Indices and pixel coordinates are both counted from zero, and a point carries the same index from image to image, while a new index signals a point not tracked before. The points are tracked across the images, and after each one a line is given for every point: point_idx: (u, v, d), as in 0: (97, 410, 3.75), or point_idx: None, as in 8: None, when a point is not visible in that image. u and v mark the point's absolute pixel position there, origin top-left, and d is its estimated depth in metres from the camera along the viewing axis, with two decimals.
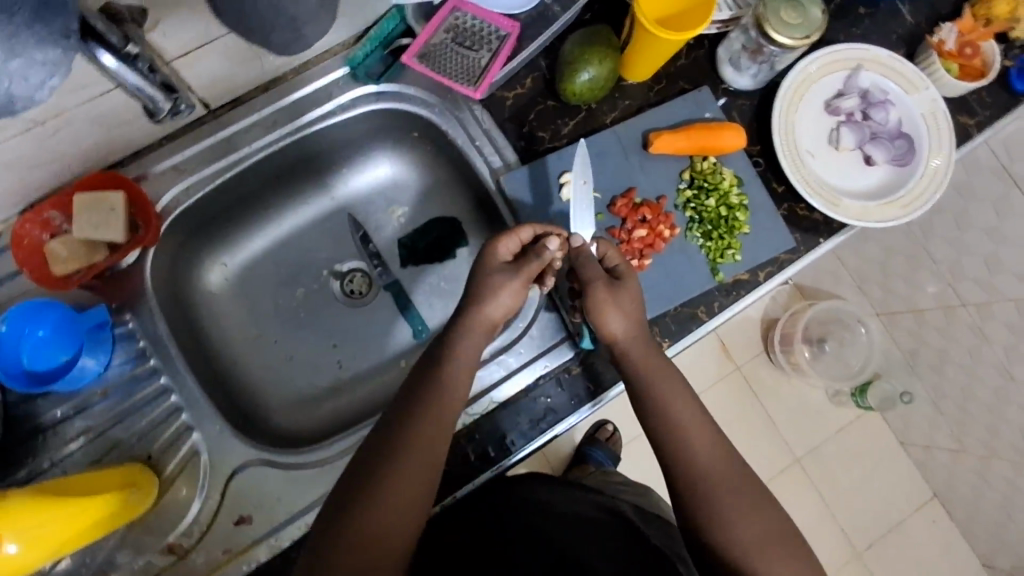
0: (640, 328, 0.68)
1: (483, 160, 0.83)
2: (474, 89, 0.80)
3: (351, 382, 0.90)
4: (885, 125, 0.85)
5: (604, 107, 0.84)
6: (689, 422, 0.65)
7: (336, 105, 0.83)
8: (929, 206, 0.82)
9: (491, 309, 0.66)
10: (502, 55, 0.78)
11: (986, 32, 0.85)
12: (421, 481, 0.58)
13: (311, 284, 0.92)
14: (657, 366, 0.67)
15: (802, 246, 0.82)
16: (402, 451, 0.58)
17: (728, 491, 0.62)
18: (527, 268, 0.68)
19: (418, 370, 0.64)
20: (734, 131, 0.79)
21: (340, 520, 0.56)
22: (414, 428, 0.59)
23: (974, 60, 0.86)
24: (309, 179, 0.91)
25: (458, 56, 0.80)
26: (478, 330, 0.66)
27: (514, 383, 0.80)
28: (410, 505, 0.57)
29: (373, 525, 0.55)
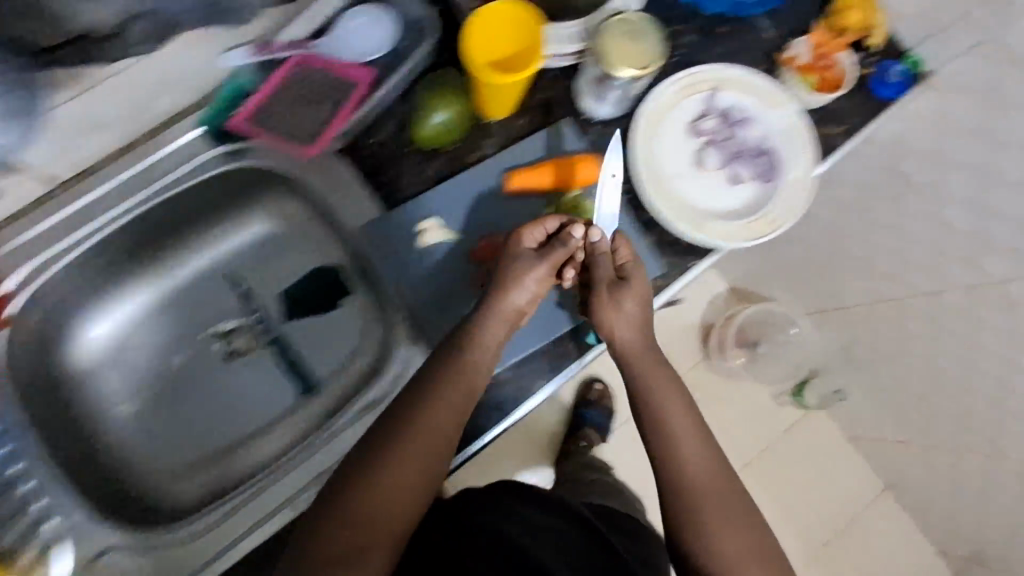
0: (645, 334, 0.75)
1: (345, 211, 0.81)
2: (310, 146, 0.80)
3: (236, 446, 0.89)
4: (748, 143, 0.85)
5: (468, 146, 0.82)
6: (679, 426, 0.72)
7: (190, 168, 0.80)
8: (794, 219, 0.83)
9: (514, 297, 0.71)
10: (343, 109, 0.79)
11: (840, 43, 0.86)
12: (427, 467, 0.66)
13: (189, 350, 0.91)
14: (657, 373, 0.74)
15: (672, 272, 0.82)
16: (419, 430, 0.66)
17: (705, 490, 0.69)
18: (552, 256, 0.72)
19: (445, 349, 0.71)
20: (591, 163, 0.79)
21: (347, 491, 0.64)
22: (428, 413, 0.67)
23: (833, 70, 0.85)
24: (177, 240, 0.88)
25: (298, 115, 0.80)
26: (501, 321, 0.71)
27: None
28: (398, 501, 0.64)
29: (373, 500, 0.63)
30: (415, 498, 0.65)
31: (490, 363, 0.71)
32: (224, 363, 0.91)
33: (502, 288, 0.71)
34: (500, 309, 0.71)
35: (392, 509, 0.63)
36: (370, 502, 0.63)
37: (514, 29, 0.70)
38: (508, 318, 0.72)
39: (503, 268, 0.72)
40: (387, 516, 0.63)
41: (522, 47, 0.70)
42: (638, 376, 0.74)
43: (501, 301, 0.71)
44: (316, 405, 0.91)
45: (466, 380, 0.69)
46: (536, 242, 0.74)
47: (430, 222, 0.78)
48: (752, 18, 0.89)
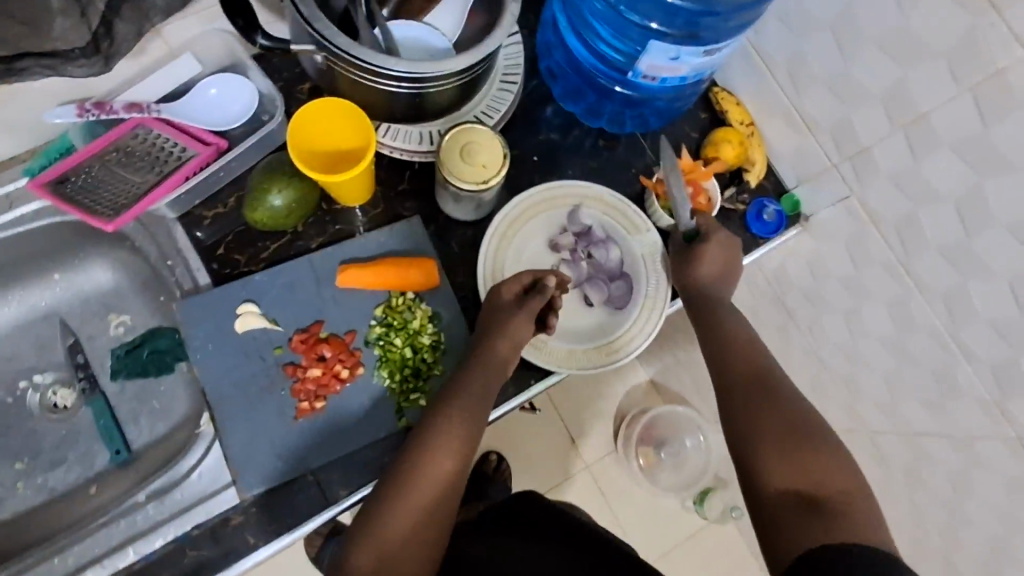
0: (711, 286, 0.77)
1: (175, 280, 0.79)
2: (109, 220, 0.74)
3: (25, 513, 0.82)
4: (606, 264, 0.82)
5: (311, 231, 0.80)
6: (734, 352, 0.73)
7: (16, 216, 0.78)
8: (639, 350, 0.79)
9: (511, 338, 0.71)
10: (166, 180, 0.74)
11: (707, 172, 0.86)
12: (448, 496, 0.65)
13: (4, 397, 0.86)
14: (727, 325, 0.75)
15: (508, 388, 0.78)
16: (437, 450, 0.65)
17: (769, 417, 0.67)
18: (528, 306, 0.73)
19: (442, 394, 0.69)
20: (425, 268, 0.76)
21: (359, 541, 0.62)
22: (434, 451, 0.65)
23: (699, 198, 0.85)
24: (9, 282, 0.85)
25: (116, 178, 0.76)
26: (501, 359, 0.71)
27: (157, 537, 0.72)
28: (433, 510, 0.64)
29: (381, 545, 0.61)
30: (441, 521, 0.64)
31: (490, 393, 0.69)
32: (40, 416, 0.86)
33: (498, 330, 0.71)
34: (490, 352, 0.71)
35: (409, 543, 0.62)
36: (385, 549, 0.61)
37: (344, 130, 0.71)
38: (501, 360, 0.71)
39: (488, 321, 0.73)
40: (410, 551, 0.62)
41: (344, 151, 0.71)
42: (703, 332, 0.76)
43: (501, 339, 0.71)
44: (123, 476, 0.84)
45: (468, 411, 0.67)
46: (517, 291, 0.75)
47: (252, 305, 0.75)
48: (631, 136, 0.89)
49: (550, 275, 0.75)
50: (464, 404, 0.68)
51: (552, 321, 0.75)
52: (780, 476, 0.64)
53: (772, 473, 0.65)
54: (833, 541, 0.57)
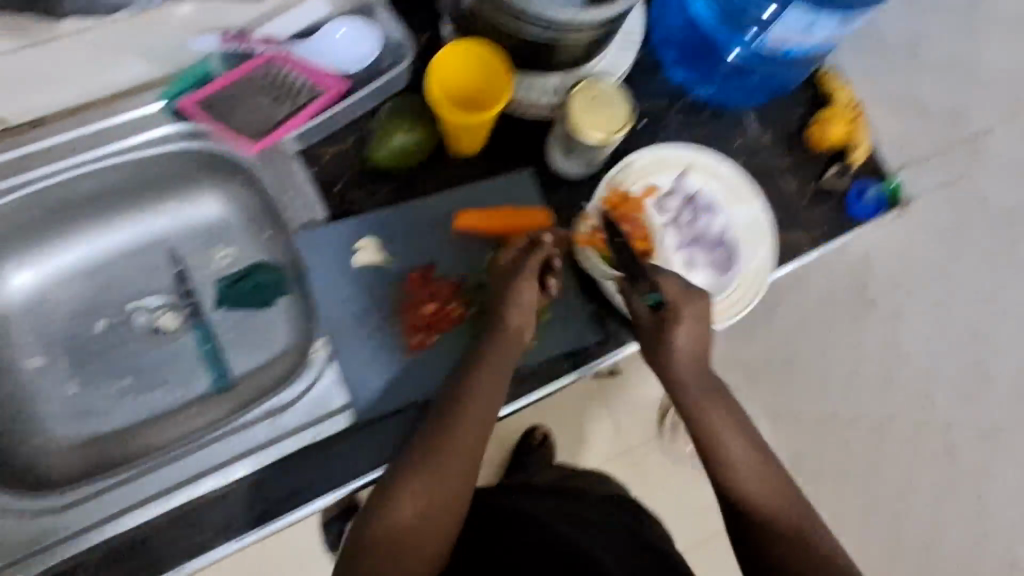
0: (693, 351, 0.72)
1: (292, 213, 0.81)
2: (252, 142, 0.80)
3: (133, 426, 0.85)
4: (709, 231, 0.83)
5: (424, 176, 0.81)
6: (741, 467, 0.71)
7: (144, 139, 0.80)
8: (737, 316, 0.82)
9: (515, 316, 0.71)
10: (302, 112, 0.78)
11: (639, 203, 0.82)
12: (460, 481, 0.67)
13: (113, 315, 0.88)
14: (716, 420, 0.72)
15: (607, 341, 0.82)
16: (451, 448, 0.67)
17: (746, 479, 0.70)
18: (525, 273, 0.71)
19: (456, 378, 0.70)
20: (541, 217, 0.78)
21: (371, 529, 0.64)
22: (449, 438, 0.67)
23: (634, 233, 0.81)
24: (123, 207, 0.87)
25: (254, 107, 0.79)
26: (514, 344, 0.72)
27: (269, 455, 0.75)
28: (445, 506, 0.66)
29: (392, 531, 0.64)
30: (452, 511, 0.66)
31: (504, 374, 0.71)
32: (144, 337, 0.88)
33: (501, 306, 0.72)
34: (502, 333, 0.71)
35: (419, 532, 0.64)
36: (396, 536, 0.64)
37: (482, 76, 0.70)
38: (511, 338, 0.71)
39: (495, 295, 0.73)
40: (420, 541, 0.64)
41: (486, 85, 0.70)
42: (699, 431, 0.72)
43: (505, 322, 0.71)
44: (226, 401, 0.88)
45: (481, 399, 0.69)
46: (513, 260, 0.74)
47: (371, 240, 0.78)
48: (737, 110, 0.90)
49: (545, 236, 0.73)
50: (478, 390, 0.69)
51: (548, 284, 0.74)
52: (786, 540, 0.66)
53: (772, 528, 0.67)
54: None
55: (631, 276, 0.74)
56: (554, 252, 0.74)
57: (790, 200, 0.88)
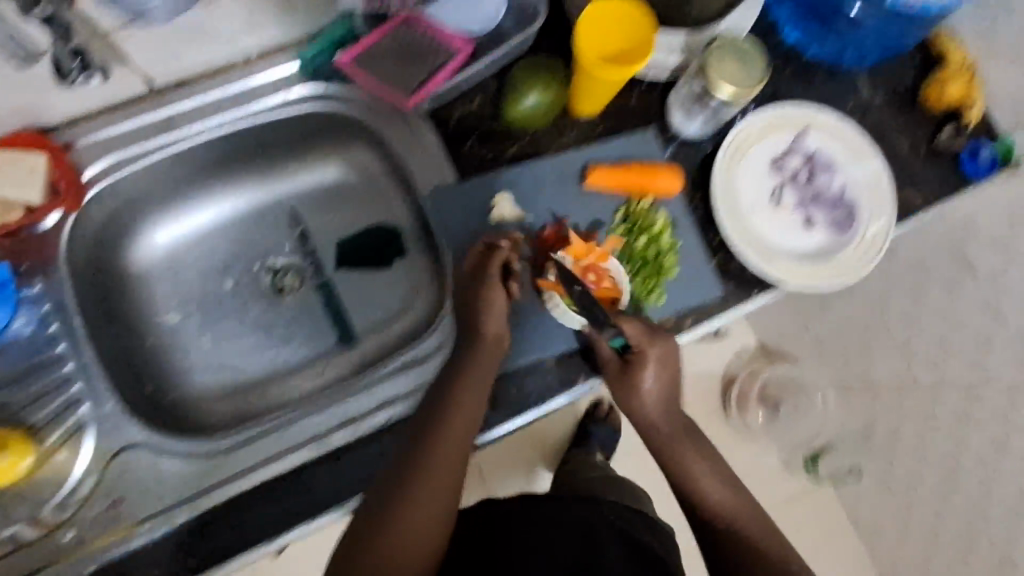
0: (664, 386, 0.75)
1: (422, 171, 0.83)
2: (407, 99, 0.79)
3: (266, 378, 0.88)
4: (828, 189, 0.85)
5: (548, 136, 0.83)
6: (709, 491, 0.75)
7: (281, 100, 0.82)
8: (859, 273, 0.83)
9: (491, 322, 0.73)
10: (446, 69, 0.79)
11: (604, 252, 0.76)
12: (445, 496, 0.68)
13: (241, 274, 0.91)
14: (676, 446, 0.76)
15: (730, 298, 0.82)
16: (431, 469, 0.67)
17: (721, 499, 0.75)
18: (492, 272, 0.73)
19: (439, 393, 0.71)
20: (672, 174, 0.80)
21: (363, 544, 0.65)
22: (431, 453, 0.68)
23: (602, 284, 0.76)
24: (249, 168, 0.89)
25: (397, 68, 0.80)
26: (491, 354, 0.73)
27: (407, 404, 0.79)
28: (428, 524, 0.66)
29: (389, 545, 0.64)
30: (440, 524, 0.67)
31: (486, 385, 0.72)
32: (270, 296, 0.91)
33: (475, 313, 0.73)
34: (477, 341, 0.73)
35: (417, 541, 0.65)
36: (390, 548, 0.64)
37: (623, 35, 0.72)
38: (489, 346, 0.73)
39: (467, 303, 0.74)
40: (411, 554, 0.65)
41: (636, 44, 0.71)
42: (672, 462, 0.76)
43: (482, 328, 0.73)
44: (351, 356, 0.91)
45: (467, 410, 0.70)
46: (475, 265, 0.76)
47: (505, 196, 0.79)
48: (851, 70, 0.90)
49: (503, 240, 0.75)
50: (460, 403, 0.70)
51: (511, 283, 0.75)
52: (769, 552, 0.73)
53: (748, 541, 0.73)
54: None
55: (596, 321, 0.74)
56: (511, 256, 0.75)
57: (906, 162, 0.88)
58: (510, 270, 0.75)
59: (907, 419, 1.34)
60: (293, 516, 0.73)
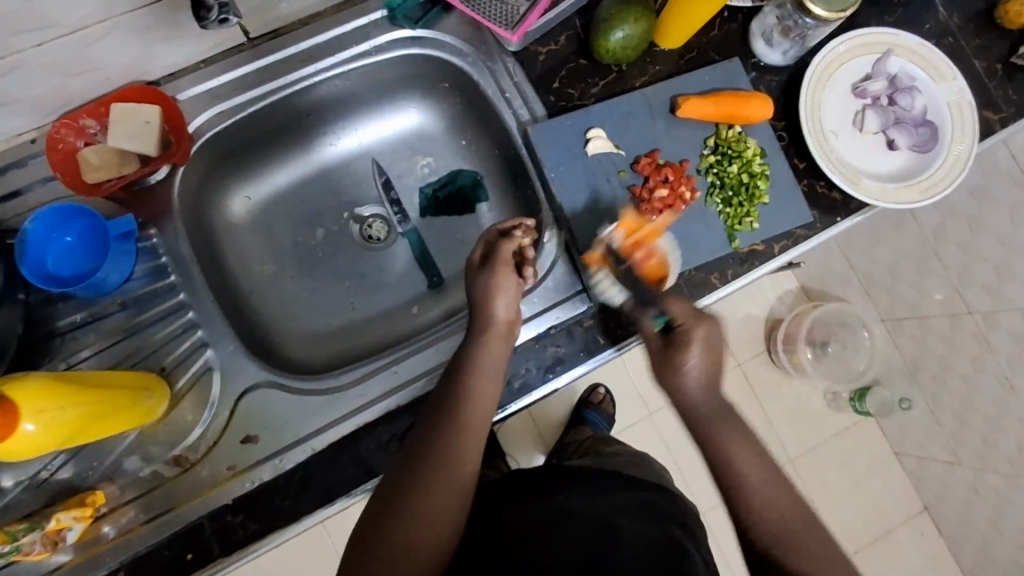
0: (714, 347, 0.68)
1: (511, 113, 0.84)
2: (512, 32, 0.78)
3: (363, 323, 0.91)
4: (910, 111, 0.86)
5: (634, 71, 0.84)
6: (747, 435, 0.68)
7: (371, 46, 0.83)
8: (945, 192, 0.84)
9: (500, 308, 0.75)
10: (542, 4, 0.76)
11: (679, 199, 0.79)
12: (458, 485, 0.66)
13: (331, 225, 0.93)
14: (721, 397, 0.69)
15: (818, 222, 0.84)
16: (441, 455, 0.67)
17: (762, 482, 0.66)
18: (501, 258, 0.76)
19: (448, 385, 0.72)
20: (762, 101, 0.81)
21: (378, 534, 0.62)
22: (444, 442, 0.67)
23: (650, 261, 0.78)
24: (331, 118, 0.91)
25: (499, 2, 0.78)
26: (504, 341, 0.74)
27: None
28: (445, 510, 0.64)
29: (401, 534, 0.62)
30: (455, 512, 0.65)
31: (497, 372, 0.73)
32: (360, 245, 0.93)
33: (485, 300, 0.75)
34: (490, 328, 0.74)
35: (429, 529, 0.63)
36: (404, 538, 0.62)
37: None
38: (502, 332, 0.74)
39: (477, 290, 0.76)
40: (427, 541, 0.62)
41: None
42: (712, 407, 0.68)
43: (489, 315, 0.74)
44: (442, 300, 0.93)
45: (481, 399, 0.71)
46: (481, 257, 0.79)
47: (598, 131, 0.81)
48: None
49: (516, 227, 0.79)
50: (477, 392, 0.71)
51: (524, 271, 0.77)
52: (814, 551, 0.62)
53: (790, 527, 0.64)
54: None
55: (640, 301, 0.74)
56: (523, 241, 0.78)
57: (981, 80, 0.90)
58: (522, 255, 0.78)
59: (958, 348, 1.37)
60: None
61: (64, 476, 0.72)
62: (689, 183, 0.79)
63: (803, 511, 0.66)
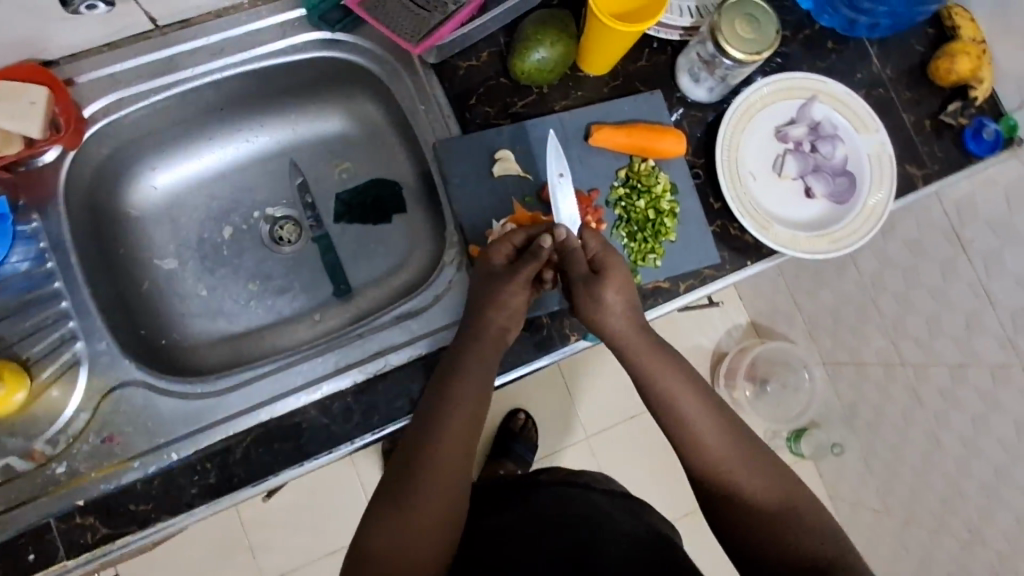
0: (639, 326, 0.69)
1: (426, 125, 0.82)
2: (416, 44, 0.79)
3: (263, 325, 0.88)
4: (830, 160, 0.85)
5: (556, 94, 0.83)
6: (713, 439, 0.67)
7: (288, 45, 0.81)
8: (858, 244, 0.83)
9: (496, 316, 0.70)
10: (455, 19, 0.78)
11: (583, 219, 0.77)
12: (452, 486, 0.63)
13: (241, 223, 0.91)
14: (677, 387, 0.68)
15: (728, 264, 0.82)
16: (432, 465, 0.63)
17: (726, 450, 0.66)
18: (522, 272, 0.69)
19: (438, 384, 0.67)
20: (676, 137, 0.80)
21: (369, 541, 0.61)
22: (436, 443, 0.63)
23: None
24: (248, 114, 0.88)
25: (411, 13, 0.79)
26: (494, 352, 0.70)
27: (402, 355, 0.77)
28: (439, 516, 0.62)
29: (394, 547, 0.60)
30: (450, 512, 0.63)
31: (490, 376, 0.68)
32: (268, 246, 0.91)
33: (484, 307, 0.70)
34: (482, 337, 0.69)
35: (423, 537, 0.61)
36: (401, 552, 0.60)
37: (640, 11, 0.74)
38: (492, 340, 0.70)
39: (479, 292, 0.71)
40: (416, 548, 0.60)
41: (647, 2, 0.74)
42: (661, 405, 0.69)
43: (485, 321, 0.70)
44: (348, 309, 0.90)
45: (472, 403, 0.66)
46: (505, 258, 0.71)
47: (507, 152, 0.79)
48: (860, 43, 0.90)
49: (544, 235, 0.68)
50: (467, 396, 0.66)
51: (544, 279, 0.74)
52: (774, 496, 0.65)
53: (757, 492, 0.65)
54: (790, 513, 0.64)
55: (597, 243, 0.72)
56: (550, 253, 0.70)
57: (909, 134, 0.89)
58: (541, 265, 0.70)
59: (892, 398, 1.36)
60: (277, 464, 0.72)
61: None
62: (596, 214, 0.78)
63: (768, 468, 0.66)
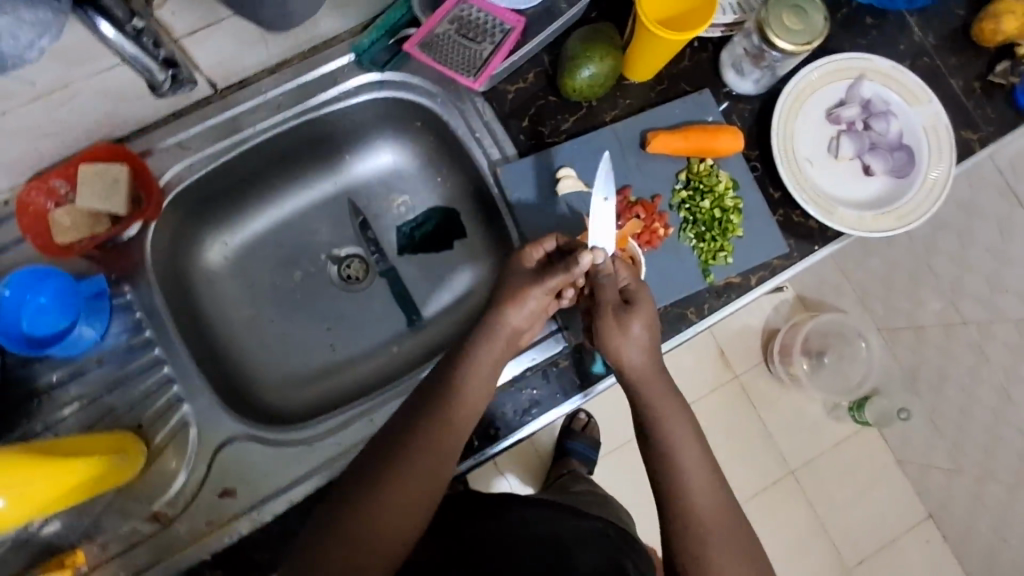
0: (647, 358, 0.68)
1: (482, 151, 0.84)
2: (474, 79, 0.80)
3: (344, 363, 0.91)
4: (885, 136, 0.85)
5: (605, 105, 0.84)
6: (696, 486, 0.64)
7: (340, 91, 0.83)
8: (926, 217, 0.83)
9: (512, 315, 0.68)
10: (503, 48, 0.79)
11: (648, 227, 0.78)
12: (431, 478, 0.61)
13: (309, 266, 0.94)
14: (670, 417, 0.67)
15: (795, 252, 0.83)
16: (419, 446, 0.61)
17: (706, 510, 0.63)
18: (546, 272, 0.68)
19: (445, 365, 0.67)
20: (732, 134, 0.80)
21: (342, 517, 0.58)
22: (425, 427, 0.62)
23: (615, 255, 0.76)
24: (306, 162, 0.91)
25: (461, 47, 0.80)
26: (507, 347, 0.69)
27: None
28: (411, 507, 0.59)
29: (365, 526, 0.58)
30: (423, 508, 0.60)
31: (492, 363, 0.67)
32: (338, 285, 0.93)
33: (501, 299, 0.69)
34: (496, 332, 0.68)
35: (393, 524, 0.58)
36: (370, 532, 0.57)
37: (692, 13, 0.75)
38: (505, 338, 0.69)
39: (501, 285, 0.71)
40: (383, 537, 0.58)
41: (696, 5, 0.74)
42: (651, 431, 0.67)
43: (499, 319, 0.68)
44: (422, 337, 0.93)
45: (470, 385, 0.65)
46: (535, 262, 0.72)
47: (569, 170, 0.80)
48: (900, 14, 0.90)
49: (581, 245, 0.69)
50: (472, 380, 0.65)
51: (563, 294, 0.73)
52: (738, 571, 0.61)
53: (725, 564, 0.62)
54: None
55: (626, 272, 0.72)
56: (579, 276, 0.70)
57: (959, 99, 0.89)
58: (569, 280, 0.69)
59: (956, 357, 1.35)
60: None
61: (47, 534, 0.71)
62: (662, 219, 0.79)
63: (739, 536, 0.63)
